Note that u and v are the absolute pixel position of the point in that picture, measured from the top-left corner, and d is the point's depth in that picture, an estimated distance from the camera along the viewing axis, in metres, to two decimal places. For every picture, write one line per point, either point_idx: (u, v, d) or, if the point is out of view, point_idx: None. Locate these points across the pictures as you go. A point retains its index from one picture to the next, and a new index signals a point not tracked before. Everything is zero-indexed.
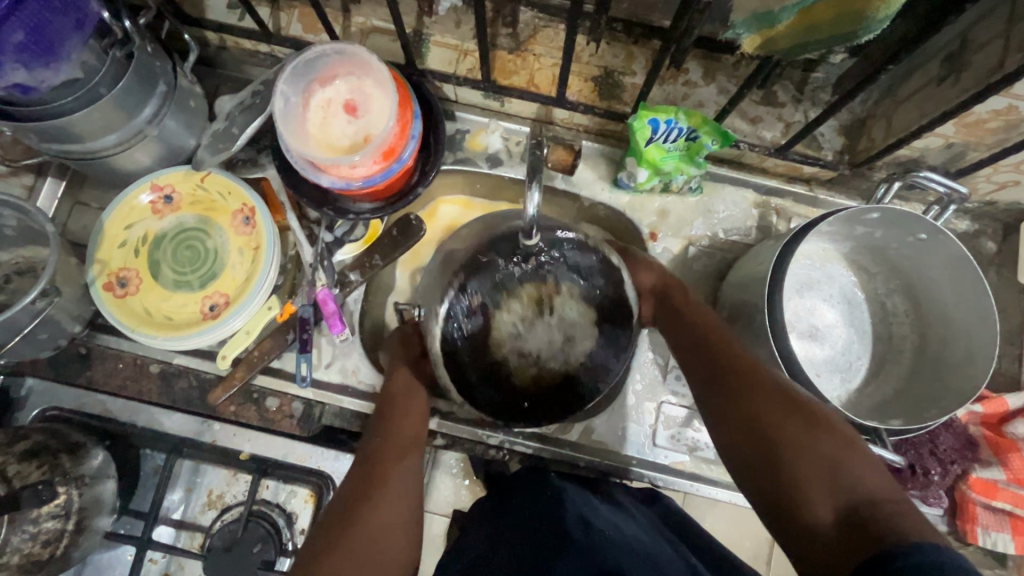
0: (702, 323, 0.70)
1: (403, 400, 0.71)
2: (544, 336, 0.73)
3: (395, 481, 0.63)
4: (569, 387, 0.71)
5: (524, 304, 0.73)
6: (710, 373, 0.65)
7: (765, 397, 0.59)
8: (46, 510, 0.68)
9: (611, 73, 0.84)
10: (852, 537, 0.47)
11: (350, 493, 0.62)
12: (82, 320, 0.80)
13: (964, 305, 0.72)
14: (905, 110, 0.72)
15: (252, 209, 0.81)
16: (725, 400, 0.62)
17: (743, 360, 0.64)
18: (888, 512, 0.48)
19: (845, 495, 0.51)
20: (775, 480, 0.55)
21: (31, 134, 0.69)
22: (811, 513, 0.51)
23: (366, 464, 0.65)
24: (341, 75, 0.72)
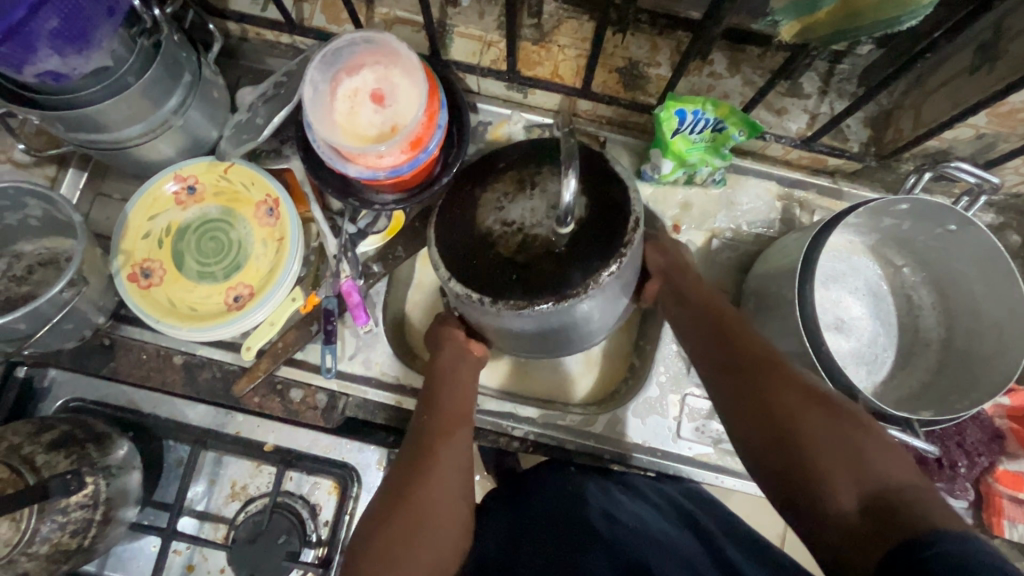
0: (713, 311, 0.69)
1: (451, 371, 0.70)
2: (528, 205, 0.60)
3: (442, 460, 0.63)
4: (568, 262, 0.59)
5: (505, 181, 0.62)
6: (726, 362, 0.64)
7: (784, 386, 0.58)
8: (75, 500, 0.68)
9: (635, 64, 0.83)
10: (876, 524, 0.47)
11: (403, 467, 0.63)
12: (106, 311, 0.79)
13: (993, 296, 0.72)
14: (934, 101, 0.72)
15: (276, 200, 0.81)
16: (742, 389, 0.61)
17: (759, 351, 0.63)
18: (913, 500, 0.48)
19: (868, 482, 0.50)
20: (795, 467, 0.54)
21: (59, 123, 0.69)
22: (834, 500, 0.50)
23: (420, 437, 0.65)
24: (368, 64, 0.72)
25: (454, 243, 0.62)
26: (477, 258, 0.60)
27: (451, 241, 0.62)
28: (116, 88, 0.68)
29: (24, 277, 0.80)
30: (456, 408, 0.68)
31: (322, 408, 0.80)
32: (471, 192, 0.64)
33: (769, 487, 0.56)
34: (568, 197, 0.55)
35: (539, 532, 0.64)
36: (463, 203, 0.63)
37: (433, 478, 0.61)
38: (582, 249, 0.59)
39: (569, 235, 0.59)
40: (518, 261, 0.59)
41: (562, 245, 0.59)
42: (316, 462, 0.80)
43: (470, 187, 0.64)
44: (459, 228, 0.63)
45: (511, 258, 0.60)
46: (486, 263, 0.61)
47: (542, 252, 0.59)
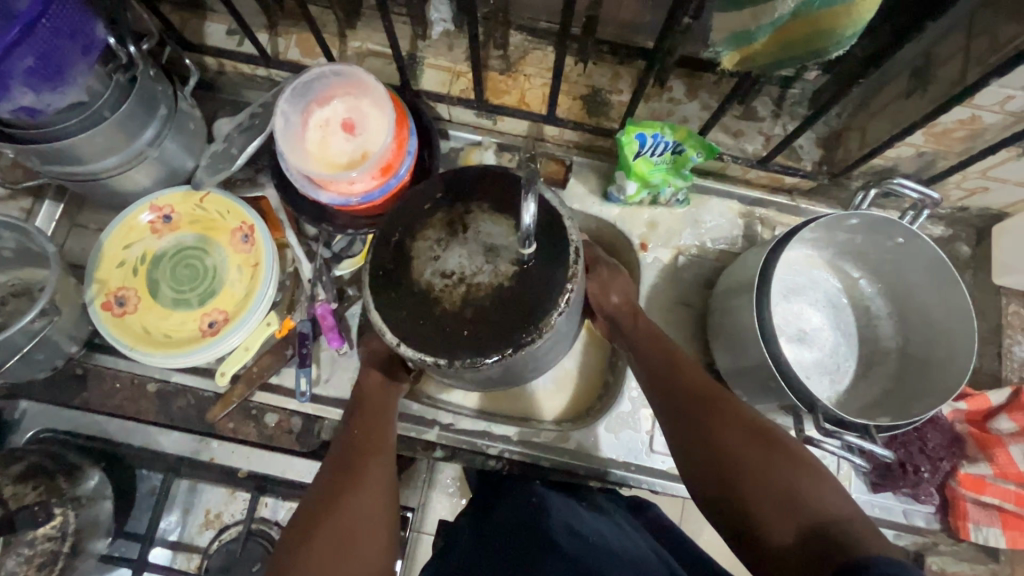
0: (663, 350, 0.71)
1: (377, 395, 0.71)
2: (464, 252, 0.61)
3: (371, 476, 0.62)
4: (508, 309, 0.59)
5: (436, 227, 0.62)
6: (673, 402, 0.66)
7: (729, 425, 0.61)
8: (42, 532, 0.67)
9: (598, 92, 0.87)
10: (816, 556, 0.50)
11: (326, 484, 0.61)
12: (79, 340, 0.80)
13: (943, 306, 0.76)
14: (878, 122, 0.76)
15: (251, 227, 0.83)
16: (688, 429, 0.63)
17: (705, 391, 0.65)
18: (845, 529, 0.51)
19: (806, 515, 0.53)
20: (739, 504, 0.57)
21: (34, 156, 0.71)
22: (775, 534, 0.53)
23: (344, 455, 0.64)
24: (339, 95, 0.75)
25: (394, 303, 0.61)
26: (421, 313, 0.60)
27: (389, 296, 0.61)
28: (92, 122, 0.69)
29: None
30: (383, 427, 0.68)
31: (297, 432, 0.81)
32: (403, 241, 0.63)
33: (720, 525, 0.58)
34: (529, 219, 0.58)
35: (491, 551, 0.64)
36: (399, 257, 0.62)
37: (364, 494, 0.60)
38: (518, 290, 0.60)
39: (507, 276, 0.60)
40: (465, 316, 0.59)
41: (503, 287, 0.60)
42: (291, 487, 0.80)
43: (401, 235, 0.63)
44: (398, 287, 0.62)
45: (457, 314, 0.60)
46: (428, 319, 0.60)
47: (486, 297, 0.60)
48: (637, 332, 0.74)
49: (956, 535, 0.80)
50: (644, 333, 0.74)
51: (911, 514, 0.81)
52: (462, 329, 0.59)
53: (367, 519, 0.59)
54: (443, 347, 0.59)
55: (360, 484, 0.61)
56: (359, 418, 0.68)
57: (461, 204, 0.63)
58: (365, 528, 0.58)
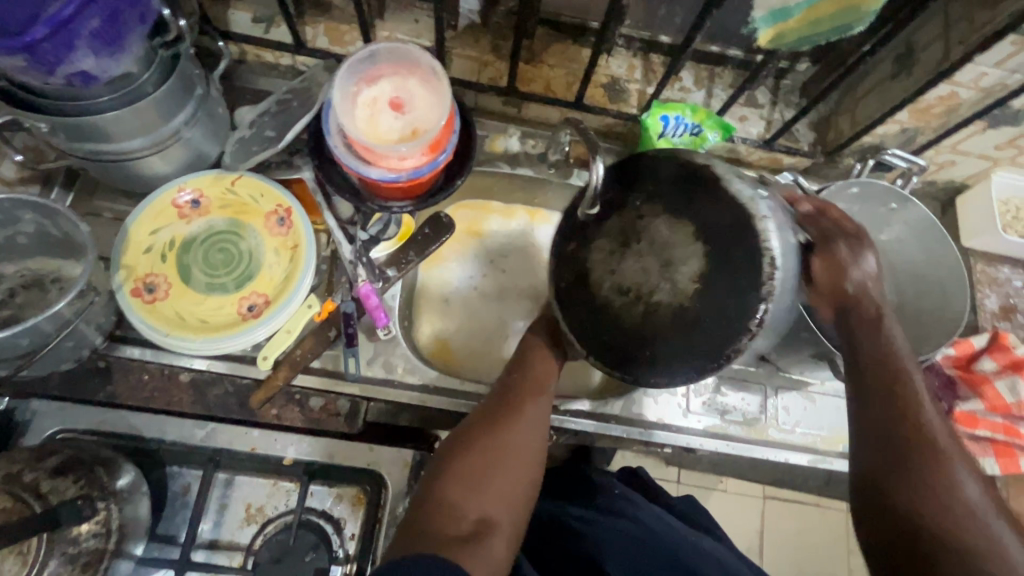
0: (897, 375, 0.60)
1: (537, 364, 0.73)
2: (640, 265, 0.57)
3: (527, 416, 0.68)
4: (704, 318, 0.55)
5: (608, 236, 0.60)
6: (885, 438, 0.59)
7: (949, 486, 0.55)
8: (86, 528, 0.62)
9: (617, 81, 0.94)
10: None
11: (486, 414, 0.69)
12: (104, 330, 0.75)
13: (932, 259, 0.87)
14: (866, 103, 0.87)
15: (287, 209, 0.82)
16: (893, 474, 0.57)
17: (932, 439, 0.58)
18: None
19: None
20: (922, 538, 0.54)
21: (68, 131, 0.67)
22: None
23: (504, 398, 0.70)
24: (387, 75, 0.77)
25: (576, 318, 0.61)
26: (598, 328, 0.59)
27: (570, 310, 0.61)
28: (134, 96, 0.67)
29: (5, 300, 0.74)
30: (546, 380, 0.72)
31: (345, 414, 0.80)
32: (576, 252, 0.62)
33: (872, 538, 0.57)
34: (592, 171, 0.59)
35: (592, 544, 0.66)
36: (572, 270, 0.62)
37: (522, 431, 0.67)
38: (710, 298, 0.55)
39: (688, 293, 0.55)
40: (641, 325, 0.57)
41: (685, 305, 0.56)
42: (339, 471, 0.77)
43: (573, 244, 0.63)
44: (573, 298, 0.61)
45: (637, 327, 0.57)
46: (608, 334, 0.59)
47: (667, 313, 0.56)
48: (880, 344, 0.61)
49: None
50: (895, 327, 0.61)
51: None
52: (637, 341, 0.58)
53: (518, 451, 0.66)
54: (613, 353, 0.59)
55: (519, 420, 0.68)
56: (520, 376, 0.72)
57: (636, 209, 0.59)
58: (518, 460, 0.65)
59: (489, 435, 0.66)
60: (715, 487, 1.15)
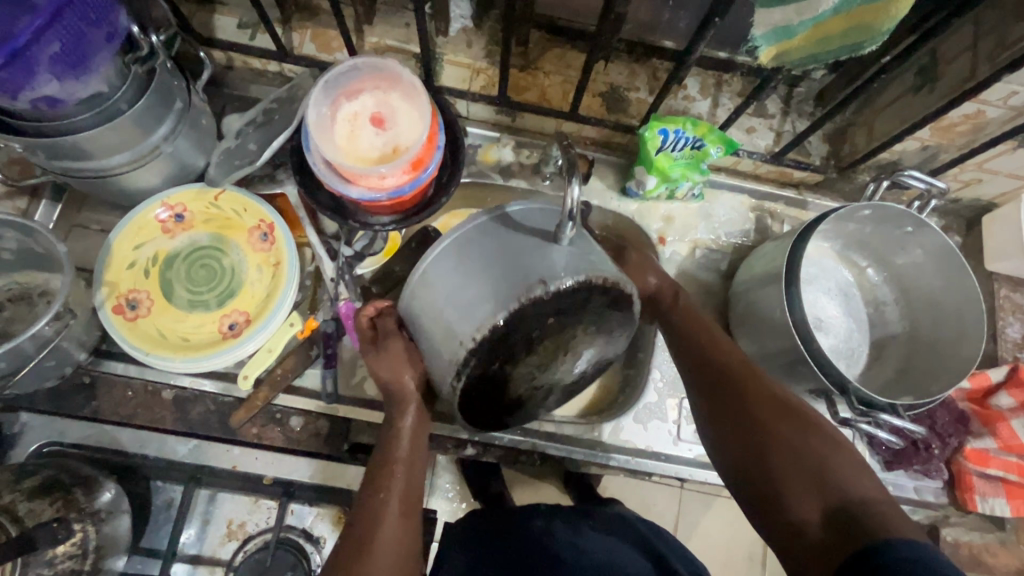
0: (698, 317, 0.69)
1: (412, 464, 0.63)
2: (560, 371, 0.58)
3: (387, 544, 0.56)
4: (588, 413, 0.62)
5: (541, 352, 0.56)
6: (701, 370, 0.66)
7: (763, 390, 0.61)
8: (62, 550, 0.62)
9: (616, 89, 0.89)
10: (840, 535, 0.50)
11: (345, 549, 0.56)
12: (88, 347, 0.75)
13: (950, 289, 0.80)
14: (884, 117, 0.81)
15: (270, 225, 0.81)
16: (721, 403, 0.62)
17: (737, 368, 0.64)
18: (876, 512, 0.50)
19: (833, 494, 0.53)
20: (762, 472, 0.57)
21: (42, 151, 0.67)
22: (808, 516, 0.53)
23: (364, 514, 0.58)
24: (368, 89, 0.74)
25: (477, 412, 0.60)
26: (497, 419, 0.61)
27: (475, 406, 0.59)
28: (109, 114, 0.66)
29: None
30: (406, 448, 0.63)
31: (325, 434, 0.79)
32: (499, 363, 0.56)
33: (734, 485, 0.60)
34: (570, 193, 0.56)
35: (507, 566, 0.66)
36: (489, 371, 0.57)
37: (393, 529, 0.57)
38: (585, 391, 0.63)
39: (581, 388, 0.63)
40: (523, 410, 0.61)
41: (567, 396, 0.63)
42: (319, 491, 0.78)
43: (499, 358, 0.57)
44: (483, 392, 0.58)
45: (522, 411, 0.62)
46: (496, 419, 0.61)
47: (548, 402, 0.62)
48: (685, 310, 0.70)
49: (963, 508, 0.85)
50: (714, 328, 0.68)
51: (921, 489, 0.85)
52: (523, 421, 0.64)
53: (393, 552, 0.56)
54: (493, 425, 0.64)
55: (377, 547, 0.55)
56: (389, 477, 0.61)
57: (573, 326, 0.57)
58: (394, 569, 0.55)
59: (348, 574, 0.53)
60: (719, 492, 1.09)
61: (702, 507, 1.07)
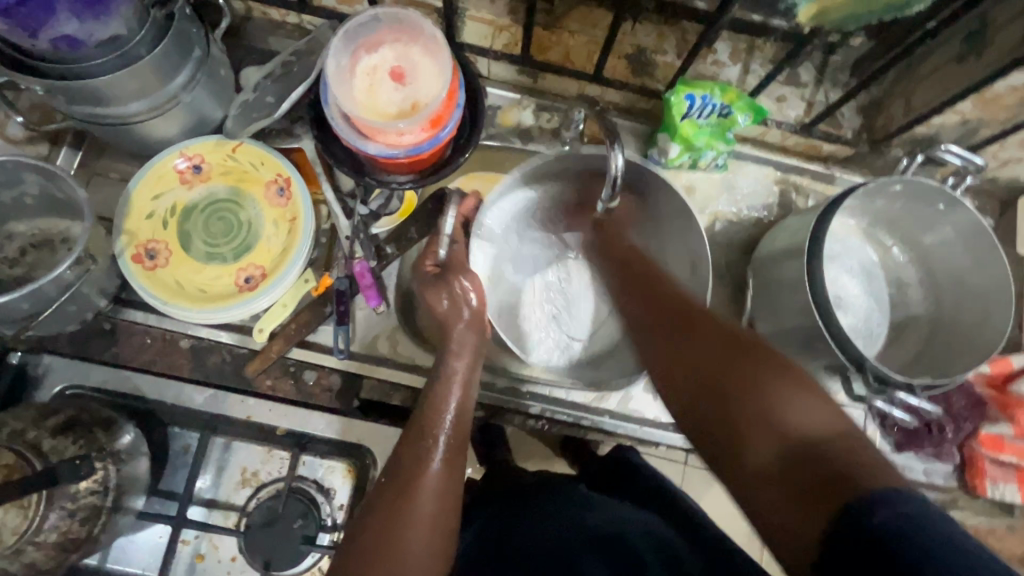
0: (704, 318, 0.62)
1: (460, 407, 0.65)
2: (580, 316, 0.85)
3: (431, 476, 0.57)
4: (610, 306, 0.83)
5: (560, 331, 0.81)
6: (673, 373, 0.60)
7: (788, 413, 0.50)
8: (84, 486, 0.65)
9: (643, 52, 0.85)
10: (790, 471, 0.46)
11: (389, 484, 0.57)
12: (108, 294, 0.77)
13: (978, 271, 0.77)
14: (924, 88, 0.77)
15: (287, 179, 0.80)
16: (676, 379, 0.59)
17: (685, 311, 0.64)
18: (827, 450, 0.46)
19: (784, 431, 0.49)
20: (717, 412, 0.54)
21: (60, 95, 0.66)
22: (753, 459, 0.49)
23: (409, 447, 0.60)
24: (388, 42, 0.72)
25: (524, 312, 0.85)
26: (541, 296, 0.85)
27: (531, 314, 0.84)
28: (127, 59, 0.65)
29: (17, 259, 0.76)
30: (455, 405, 0.65)
31: (336, 391, 0.81)
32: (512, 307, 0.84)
33: (692, 431, 0.56)
34: (614, 170, 0.66)
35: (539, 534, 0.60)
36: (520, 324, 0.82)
37: (438, 474, 0.58)
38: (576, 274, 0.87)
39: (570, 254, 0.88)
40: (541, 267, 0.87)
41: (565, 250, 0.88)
42: (330, 444, 0.78)
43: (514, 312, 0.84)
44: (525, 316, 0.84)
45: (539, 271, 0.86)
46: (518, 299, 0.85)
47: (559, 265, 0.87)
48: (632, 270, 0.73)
49: (971, 492, 0.84)
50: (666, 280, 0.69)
51: (930, 473, 0.84)
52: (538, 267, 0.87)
53: (438, 508, 0.55)
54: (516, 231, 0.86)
55: (420, 487, 0.56)
56: (434, 416, 0.63)
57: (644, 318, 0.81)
58: (440, 526, 0.55)
59: (391, 514, 0.54)
60: None
61: (707, 482, 1.05)
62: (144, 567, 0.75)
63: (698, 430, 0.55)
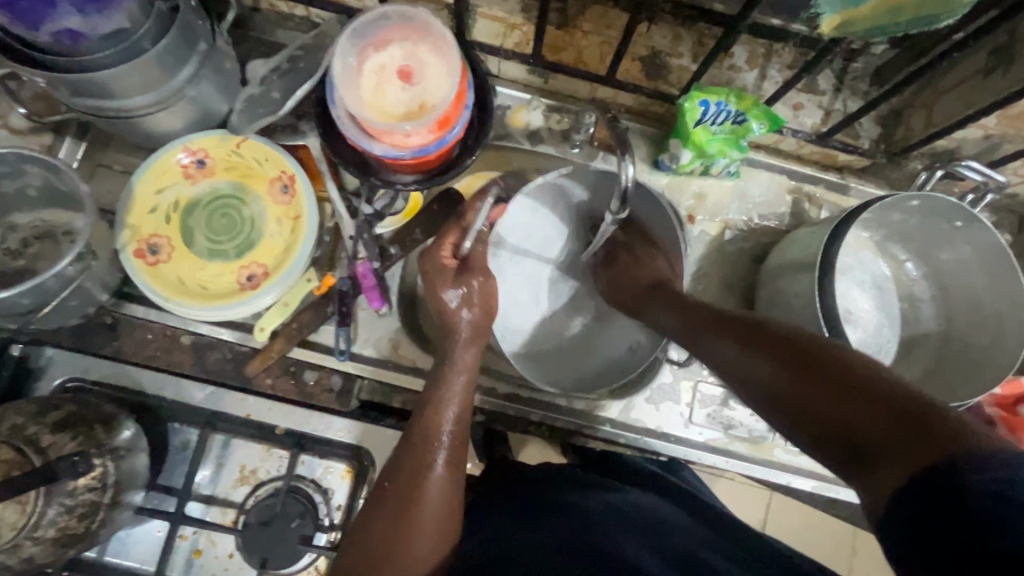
0: (726, 323, 0.62)
1: (460, 398, 0.65)
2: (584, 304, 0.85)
3: (435, 474, 0.59)
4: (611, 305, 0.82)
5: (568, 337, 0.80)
6: (753, 378, 0.56)
7: (861, 398, 0.47)
8: (83, 482, 0.65)
9: (658, 55, 0.83)
10: (906, 437, 0.43)
11: (395, 482, 0.59)
12: (109, 289, 0.77)
13: (993, 290, 0.76)
14: (946, 101, 0.75)
15: (291, 177, 0.79)
16: (754, 376, 0.55)
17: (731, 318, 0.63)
18: (929, 414, 0.43)
19: (888, 400, 0.46)
20: (815, 405, 0.50)
21: (64, 88, 0.66)
22: (872, 440, 0.45)
23: (413, 443, 0.62)
24: (396, 40, 0.70)
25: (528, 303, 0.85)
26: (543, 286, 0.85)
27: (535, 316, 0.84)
28: (132, 52, 0.64)
29: (19, 250, 0.76)
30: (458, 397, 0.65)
31: (337, 391, 0.81)
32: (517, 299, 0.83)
33: (799, 433, 0.51)
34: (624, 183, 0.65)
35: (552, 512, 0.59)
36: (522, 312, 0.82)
37: (442, 472, 0.59)
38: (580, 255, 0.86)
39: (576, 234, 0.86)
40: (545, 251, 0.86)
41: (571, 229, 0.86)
42: (330, 445, 0.78)
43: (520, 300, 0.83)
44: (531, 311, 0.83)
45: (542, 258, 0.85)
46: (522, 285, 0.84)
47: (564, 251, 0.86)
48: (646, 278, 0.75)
49: None
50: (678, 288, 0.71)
51: None
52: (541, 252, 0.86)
53: (442, 515, 0.57)
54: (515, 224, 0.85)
55: (426, 485, 0.58)
56: (437, 409, 0.63)
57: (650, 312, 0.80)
58: (446, 520, 0.57)
59: (399, 512, 0.57)
60: None
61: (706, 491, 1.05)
62: (142, 561, 0.75)
63: (778, 432, 0.54)
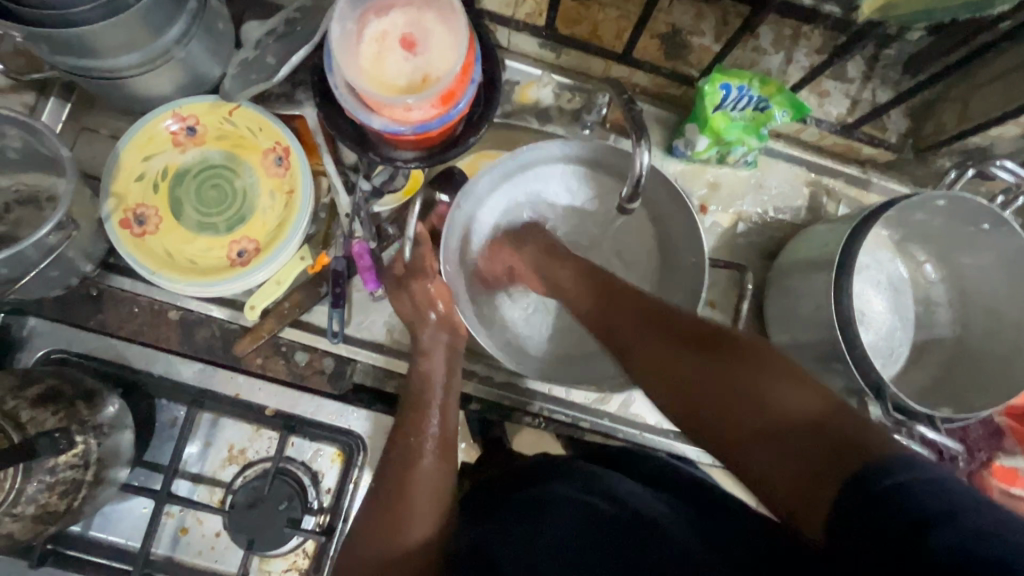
0: (644, 308, 0.61)
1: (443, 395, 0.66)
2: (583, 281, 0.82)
3: (422, 468, 0.58)
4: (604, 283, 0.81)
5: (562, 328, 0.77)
6: (656, 370, 0.56)
7: (761, 396, 0.48)
8: (64, 459, 0.63)
9: (679, 32, 0.79)
10: (820, 442, 0.43)
11: (381, 483, 0.59)
12: (94, 260, 0.73)
13: (1016, 298, 0.72)
14: (984, 95, 0.71)
15: (285, 148, 0.75)
16: (660, 372, 0.55)
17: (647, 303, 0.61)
18: (838, 421, 0.43)
19: (792, 403, 0.46)
20: (722, 402, 0.50)
21: (42, 44, 0.61)
22: (778, 438, 0.45)
23: (398, 444, 0.62)
24: (399, 5, 0.66)
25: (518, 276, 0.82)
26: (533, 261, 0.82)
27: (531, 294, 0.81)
28: (114, 8, 0.58)
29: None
30: (439, 394, 0.66)
31: (329, 373, 0.79)
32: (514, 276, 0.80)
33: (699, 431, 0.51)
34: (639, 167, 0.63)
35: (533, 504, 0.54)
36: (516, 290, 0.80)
37: (431, 464, 0.59)
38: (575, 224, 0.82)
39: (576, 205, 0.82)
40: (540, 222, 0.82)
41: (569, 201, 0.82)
42: (319, 428, 0.75)
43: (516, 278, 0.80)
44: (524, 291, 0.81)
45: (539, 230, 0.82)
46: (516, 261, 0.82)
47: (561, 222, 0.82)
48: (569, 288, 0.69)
49: None
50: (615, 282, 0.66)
51: None
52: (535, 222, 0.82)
53: (431, 502, 0.56)
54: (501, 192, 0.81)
55: (413, 478, 0.58)
56: (416, 412, 0.64)
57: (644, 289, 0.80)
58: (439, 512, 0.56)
59: (386, 510, 0.56)
60: None
61: None
62: (128, 537, 0.74)
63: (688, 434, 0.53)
